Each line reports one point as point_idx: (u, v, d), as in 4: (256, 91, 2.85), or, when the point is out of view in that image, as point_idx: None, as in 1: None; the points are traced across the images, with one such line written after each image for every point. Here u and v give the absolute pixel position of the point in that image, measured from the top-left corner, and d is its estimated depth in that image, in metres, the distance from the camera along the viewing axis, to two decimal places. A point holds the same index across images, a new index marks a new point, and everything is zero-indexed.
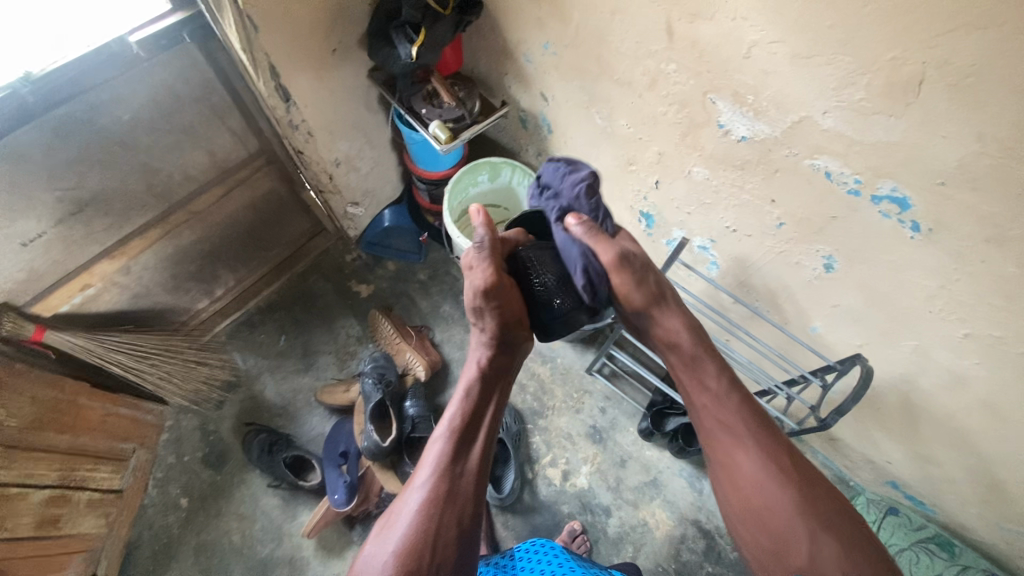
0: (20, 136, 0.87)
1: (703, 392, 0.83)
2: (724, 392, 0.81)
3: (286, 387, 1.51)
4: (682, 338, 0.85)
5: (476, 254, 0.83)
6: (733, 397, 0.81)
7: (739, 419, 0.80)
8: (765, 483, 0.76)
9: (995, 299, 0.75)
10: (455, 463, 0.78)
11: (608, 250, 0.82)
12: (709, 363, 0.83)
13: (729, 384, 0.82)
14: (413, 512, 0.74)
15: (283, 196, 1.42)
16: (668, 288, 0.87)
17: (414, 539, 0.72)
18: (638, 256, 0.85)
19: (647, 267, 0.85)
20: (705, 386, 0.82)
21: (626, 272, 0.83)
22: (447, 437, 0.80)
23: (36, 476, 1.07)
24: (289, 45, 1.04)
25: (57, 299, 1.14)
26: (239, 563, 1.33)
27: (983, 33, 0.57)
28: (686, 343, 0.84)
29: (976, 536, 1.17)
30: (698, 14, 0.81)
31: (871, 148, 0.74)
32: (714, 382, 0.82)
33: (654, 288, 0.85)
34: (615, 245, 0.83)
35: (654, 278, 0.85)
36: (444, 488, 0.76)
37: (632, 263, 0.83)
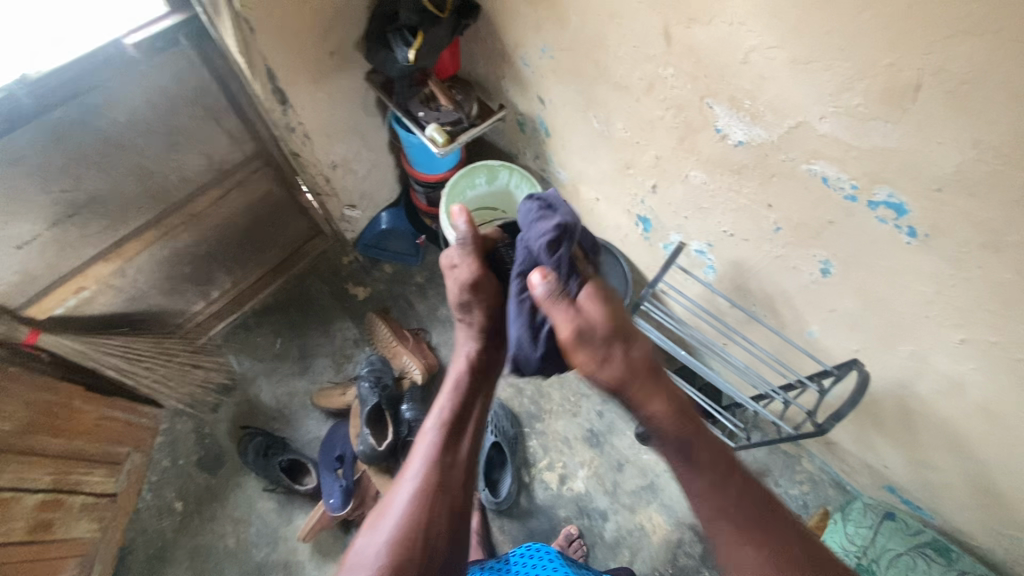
0: (13, 138, 0.86)
1: (694, 484, 0.75)
2: (720, 480, 0.74)
3: (282, 390, 1.50)
4: (668, 425, 0.74)
5: (460, 250, 0.85)
6: (729, 488, 0.74)
7: (739, 512, 0.74)
8: (771, 575, 0.70)
9: (991, 305, 0.75)
10: (446, 454, 0.78)
11: (563, 324, 0.73)
12: (701, 452, 0.74)
13: (725, 473, 0.75)
14: (406, 504, 0.73)
15: (280, 199, 1.41)
16: (640, 360, 0.73)
17: (407, 530, 0.71)
18: (602, 331, 0.72)
19: (615, 341, 0.72)
20: (699, 475, 0.75)
21: (586, 349, 0.72)
22: (438, 429, 0.80)
23: (29, 480, 1.07)
24: (285, 48, 1.04)
25: (52, 302, 1.13)
26: (234, 567, 1.32)
27: (978, 41, 0.57)
28: (673, 432, 0.74)
29: (973, 540, 1.16)
30: (695, 19, 0.81)
31: (867, 153, 0.74)
32: (709, 470, 0.74)
33: (631, 363, 0.72)
34: (576, 316, 0.73)
35: (623, 352, 0.72)
36: (435, 479, 0.75)
37: (595, 339, 0.72)
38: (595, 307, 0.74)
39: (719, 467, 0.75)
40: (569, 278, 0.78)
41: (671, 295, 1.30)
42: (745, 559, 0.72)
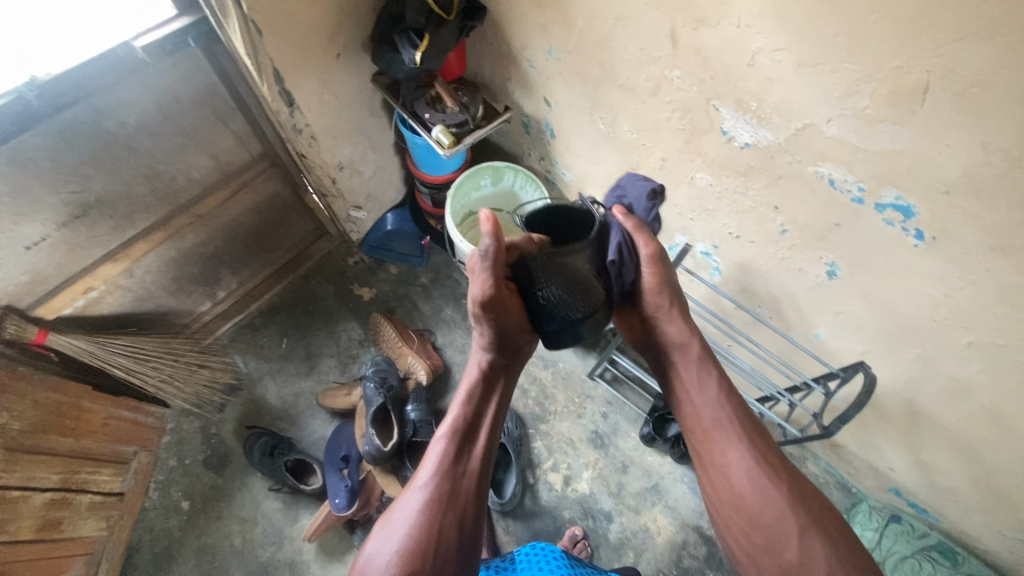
0: (24, 140, 0.87)
1: (699, 392, 0.83)
2: (724, 393, 0.82)
3: (288, 390, 1.51)
4: (689, 338, 0.86)
5: (481, 264, 0.76)
6: (732, 399, 0.82)
7: (736, 423, 0.80)
8: (755, 477, 0.76)
9: (999, 307, 0.75)
10: (455, 463, 0.78)
11: (650, 245, 0.85)
12: (712, 363, 0.84)
13: (728, 387, 0.83)
14: (414, 514, 0.74)
15: (286, 200, 1.42)
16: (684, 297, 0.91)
17: (415, 538, 0.72)
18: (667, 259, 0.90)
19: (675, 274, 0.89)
20: (705, 386, 0.82)
21: (662, 268, 0.86)
22: (448, 437, 0.80)
23: (38, 478, 1.07)
24: (293, 50, 1.05)
25: (60, 303, 1.14)
26: (240, 566, 1.33)
27: (988, 43, 0.57)
28: (694, 348, 0.85)
29: (978, 544, 1.16)
30: (702, 21, 0.81)
31: (874, 156, 0.74)
32: (714, 382, 0.83)
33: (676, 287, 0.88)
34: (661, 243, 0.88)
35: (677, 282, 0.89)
36: (446, 487, 0.77)
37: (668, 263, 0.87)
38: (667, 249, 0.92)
39: (725, 383, 0.84)
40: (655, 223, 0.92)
41: None
42: (734, 461, 0.78)
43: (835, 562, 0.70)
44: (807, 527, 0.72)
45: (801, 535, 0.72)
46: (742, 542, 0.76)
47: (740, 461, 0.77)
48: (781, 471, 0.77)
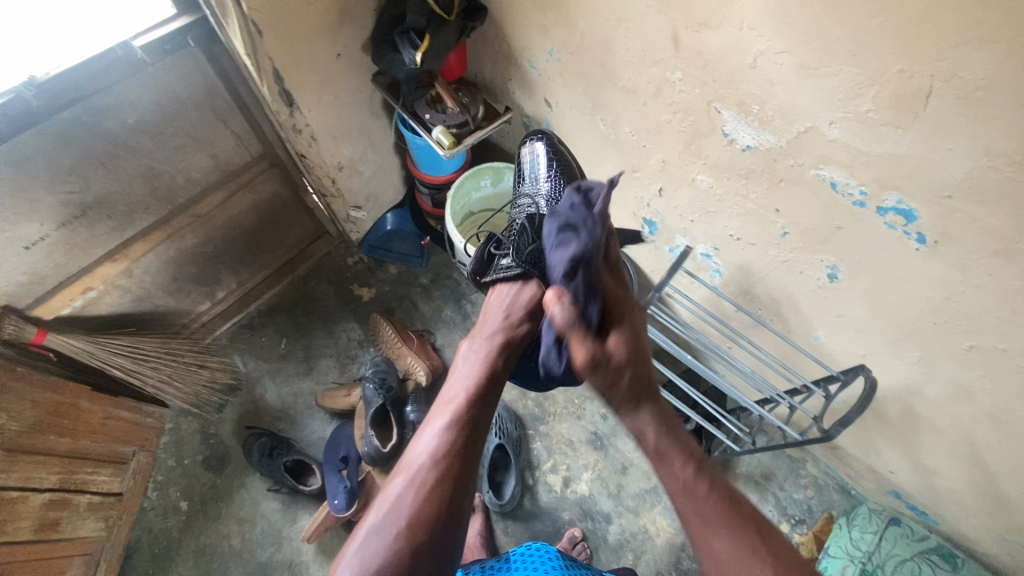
0: (23, 140, 0.87)
1: (669, 484, 0.75)
2: (693, 479, 0.74)
3: (287, 390, 1.51)
4: (648, 432, 0.77)
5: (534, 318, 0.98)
6: (701, 484, 0.73)
7: (711, 507, 0.72)
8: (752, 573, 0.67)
9: (1002, 311, 0.75)
10: (460, 448, 0.79)
11: (582, 349, 0.81)
12: (675, 453, 0.76)
13: (697, 470, 0.74)
14: (420, 487, 0.74)
15: (286, 200, 1.42)
16: (648, 386, 0.80)
17: (420, 523, 0.71)
18: (618, 360, 0.79)
19: (630, 366, 0.80)
20: (673, 476, 0.75)
21: (597, 375, 0.80)
22: (454, 421, 0.82)
23: (37, 479, 1.07)
24: (294, 50, 1.04)
25: (59, 302, 1.14)
26: (239, 567, 1.33)
27: (993, 47, 0.57)
28: (654, 440, 0.77)
29: (979, 548, 1.16)
30: (704, 23, 0.81)
31: (878, 160, 0.74)
32: (681, 469, 0.74)
33: (634, 375, 0.79)
34: (598, 346, 0.81)
35: (633, 377, 0.79)
36: (452, 471, 0.77)
37: (608, 369, 0.79)
38: (621, 344, 0.81)
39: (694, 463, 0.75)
40: (590, 301, 0.83)
41: (676, 299, 1.30)
42: (722, 552, 0.69)
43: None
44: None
45: None
46: None
47: (722, 544, 0.70)
48: (768, 550, 0.69)
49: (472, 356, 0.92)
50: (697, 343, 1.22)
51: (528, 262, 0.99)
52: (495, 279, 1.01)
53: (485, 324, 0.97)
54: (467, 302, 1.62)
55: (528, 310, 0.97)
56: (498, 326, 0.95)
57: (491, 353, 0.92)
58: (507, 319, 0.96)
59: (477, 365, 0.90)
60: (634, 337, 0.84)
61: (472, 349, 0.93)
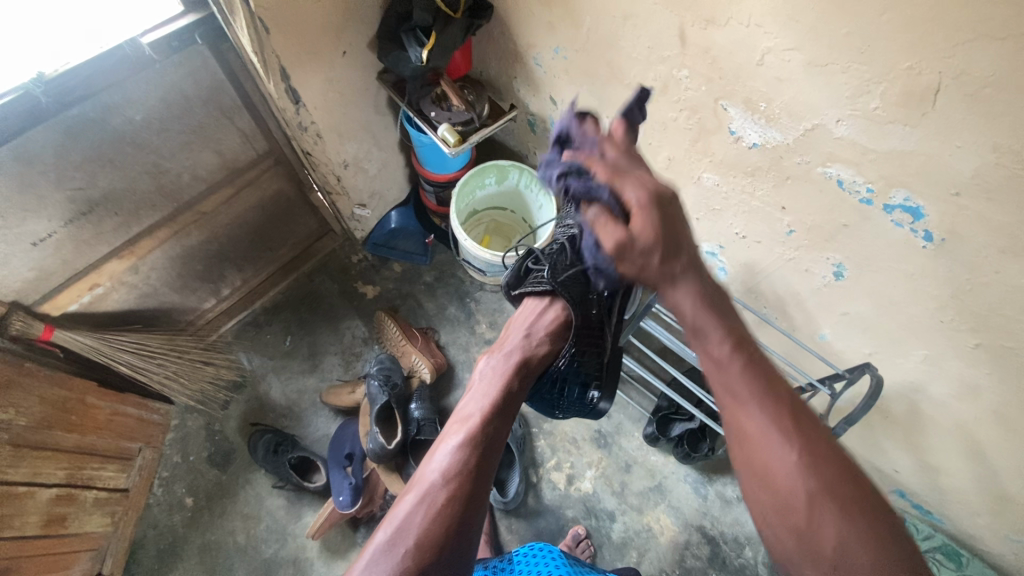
0: (32, 136, 0.87)
1: (706, 360, 0.69)
2: (729, 356, 0.68)
3: (292, 387, 1.51)
4: (685, 307, 0.70)
5: (559, 335, 0.97)
6: (736, 362, 0.67)
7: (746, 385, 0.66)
8: (784, 457, 0.61)
9: (1008, 310, 0.75)
10: (472, 466, 0.77)
11: (611, 235, 0.71)
12: (712, 328, 0.69)
13: (737, 350, 0.68)
14: (431, 505, 0.73)
15: (291, 197, 1.42)
16: (685, 265, 0.70)
17: (429, 542, 0.70)
18: (645, 240, 0.69)
19: (664, 242, 0.69)
20: (709, 353, 0.69)
21: (631, 260, 0.70)
22: (468, 439, 0.80)
23: (44, 474, 1.08)
24: (300, 48, 1.05)
25: (67, 298, 1.14)
26: (244, 563, 1.33)
27: (1002, 44, 0.57)
28: (691, 315, 0.70)
29: (983, 546, 1.16)
30: (711, 21, 0.81)
31: (885, 157, 0.74)
32: (717, 346, 0.68)
33: (666, 251, 0.69)
34: (622, 229, 0.70)
35: (665, 258, 0.69)
36: (463, 491, 0.75)
37: (637, 250, 0.69)
38: (645, 218, 0.69)
39: (735, 340, 0.69)
40: (599, 191, 0.75)
41: None
42: (751, 428, 0.64)
43: (850, 537, 0.55)
44: (818, 494, 0.58)
45: (840, 522, 0.56)
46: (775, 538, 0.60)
47: (752, 420, 0.64)
48: (799, 432, 0.62)
49: (489, 376, 0.91)
50: None
51: (564, 285, 0.93)
52: (525, 291, 1.00)
53: (504, 343, 0.96)
54: (471, 300, 1.62)
55: (551, 329, 0.96)
56: (518, 344, 0.94)
57: (509, 373, 0.91)
58: (527, 337, 0.95)
59: (494, 385, 0.89)
60: (662, 201, 0.70)
61: (491, 369, 0.92)
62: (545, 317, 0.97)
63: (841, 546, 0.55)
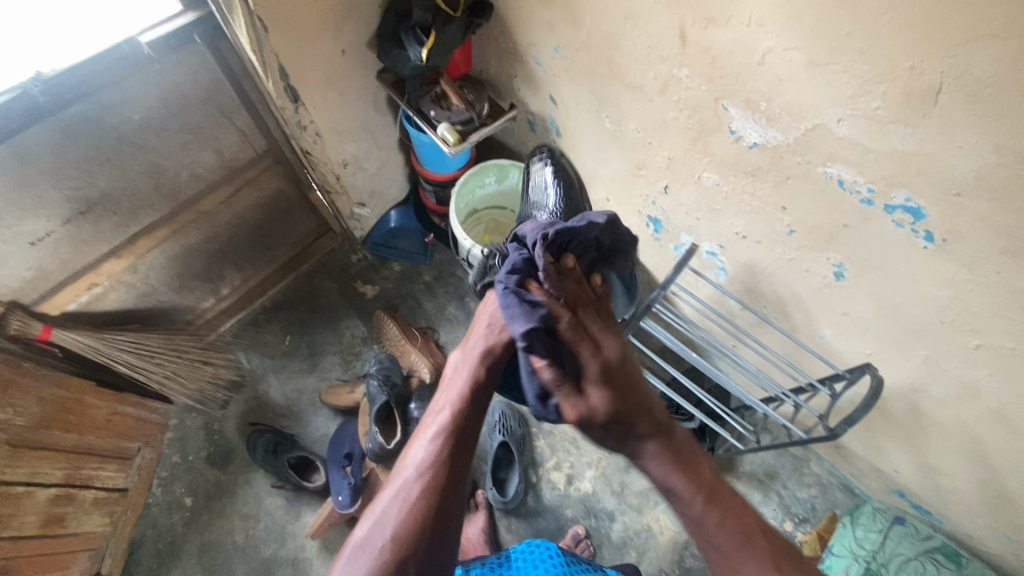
0: (30, 135, 0.87)
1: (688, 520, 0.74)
2: (706, 511, 0.73)
3: (291, 387, 1.51)
4: (661, 474, 0.74)
5: None
6: (710, 518, 0.73)
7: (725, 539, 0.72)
8: None
9: (1009, 310, 0.74)
10: (445, 460, 0.76)
11: (572, 411, 0.71)
12: (682, 485, 0.73)
13: (708, 504, 0.73)
14: (406, 500, 0.73)
15: (290, 196, 1.41)
16: (650, 427, 0.72)
17: (403, 538, 0.70)
18: (604, 417, 0.70)
19: (621, 415, 0.71)
20: (688, 512, 0.73)
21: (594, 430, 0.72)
22: (439, 431, 0.79)
23: (43, 474, 1.08)
24: (299, 47, 1.04)
25: (65, 298, 1.14)
26: (243, 563, 1.33)
27: (1004, 44, 0.56)
28: (662, 475, 0.73)
29: (983, 547, 1.16)
30: (712, 20, 0.80)
31: (886, 157, 0.74)
32: (694, 506, 0.73)
33: (628, 420, 0.71)
34: (582, 403, 0.71)
35: (630, 426, 0.72)
36: (437, 483, 0.74)
37: (599, 424, 0.71)
38: (603, 394, 0.70)
39: (702, 494, 0.73)
40: (566, 359, 0.71)
41: (681, 296, 1.30)
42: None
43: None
44: None
45: None
46: None
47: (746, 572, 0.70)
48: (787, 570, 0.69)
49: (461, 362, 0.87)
50: (700, 340, 1.22)
51: None
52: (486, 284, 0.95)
53: (474, 331, 0.91)
54: (470, 299, 1.62)
55: None
56: (486, 328, 0.88)
57: (478, 359, 0.86)
58: (493, 323, 0.88)
59: (465, 373, 0.85)
60: (614, 375, 0.70)
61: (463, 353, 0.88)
62: None
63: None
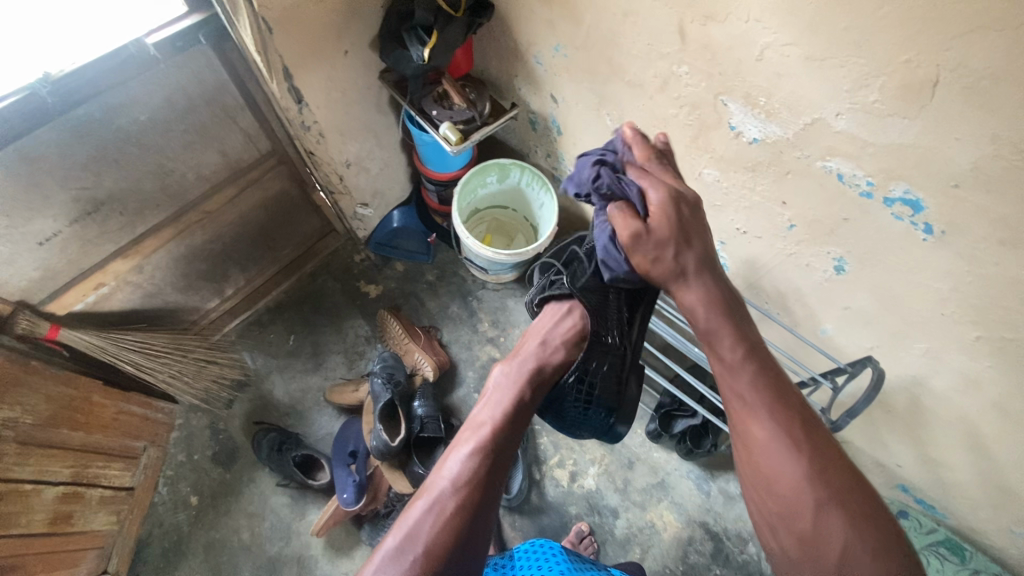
0: (38, 136, 0.88)
1: (723, 366, 0.76)
2: (738, 363, 0.74)
3: (295, 386, 1.52)
4: (700, 314, 0.77)
5: (574, 342, 0.97)
6: (748, 368, 0.74)
7: (756, 395, 0.72)
8: (775, 450, 0.69)
9: (1008, 301, 0.75)
10: (483, 475, 0.78)
11: (625, 224, 0.76)
12: (722, 335, 0.76)
13: (746, 355, 0.75)
14: (443, 514, 0.73)
15: (294, 197, 1.43)
16: (694, 260, 0.76)
17: (436, 548, 0.71)
18: (659, 232, 0.75)
19: (672, 235, 0.75)
20: (720, 358, 0.75)
21: (643, 250, 0.76)
22: (478, 448, 0.80)
23: (51, 473, 1.09)
24: (303, 46, 1.05)
25: (72, 298, 1.15)
26: (249, 561, 1.34)
27: (1000, 35, 0.57)
28: (703, 314, 0.76)
29: (985, 540, 1.17)
30: (710, 16, 0.81)
31: (884, 150, 0.74)
32: (729, 351, 0.75)
33: (679, 243, 0.75)
34: (638, 220, 0.76)
35: (688, 257, 0.76)
36: (472, 500, 0.75)
37: (652, 241, 0.75)
38: (661, 212, 0.75)
39: (742, 352, 0.75)
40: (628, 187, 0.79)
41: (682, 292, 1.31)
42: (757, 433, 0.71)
43: (853, 541, 0.63)
44: (825, 501, 0.65)
45: (818, 510, 0.65)
46: (776, 533, 0.68)
47: (761, 428, 0.71)
48: (807, 441, 0.69)
49: (504, 383, 0.90)
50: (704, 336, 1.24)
51: (583, 289, 0.96)
52: (545, 297, 1.01)
53: (520, 350, 0.96)
54: (473, 298, 1.63)
55: (568, 339, 0.96)
56: (532, 352, 0.95)
57: (522, 383, 0.91)
58: (543, 345, 0.96)
59: (507, 392, 0.89)
60: (678, 201, 0.76)
61: (503, 374, 0.92)
62: (556, 321, 0.98)
63: (845, 548, 0.63)
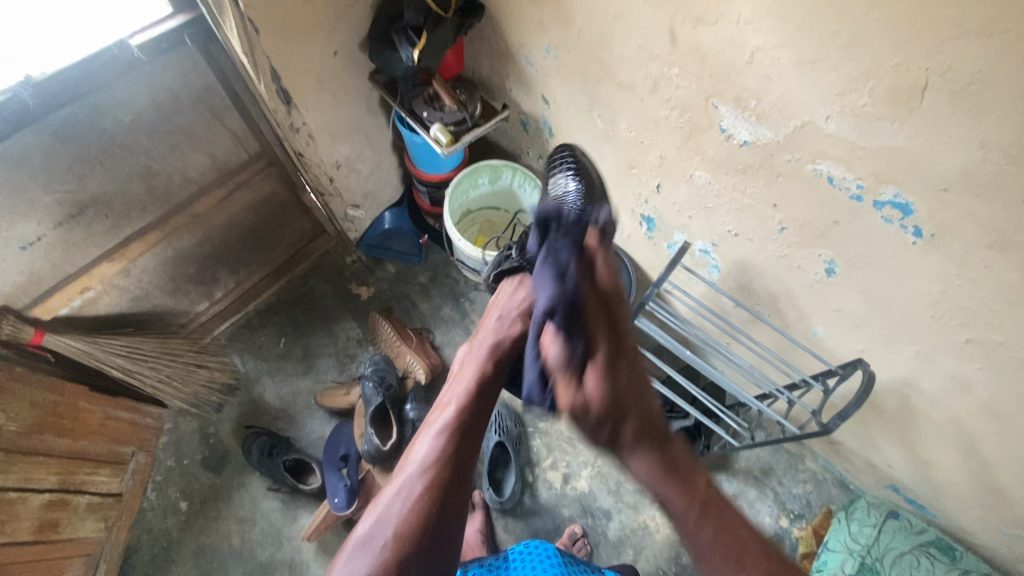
0: (20, 139, 0.87)
1: (672, 511, 0.83)
2: (686, 505, 0.82)
3: (286, 389, 1.51)
4: (644, 473, 0.84)
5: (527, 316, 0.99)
6: (692, 509, 0.81)
7: (704, 557, 0.79)
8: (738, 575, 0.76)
9: (996, 304, 0.75)
10: (450, 453, 0.82)
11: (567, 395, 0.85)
12: (666, 486, 0.83)
13: (691, 498, 0.82)
14: (413, 497, 0.76)
15: (284, 198, 1.41)
16: (630, 429, 0.83)
17: (406, 531, 0.73)
18: (598, 408, 0.81)
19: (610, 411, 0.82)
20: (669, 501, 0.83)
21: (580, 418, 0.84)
22: (444, 427, 0.85)
23: (36, 479, 1.07)
24: (291, 49, 1.04)
25: (57, 302, 1.13)
26: (239, 566, 1.33)
27: (987, 40, 0.57)
28: (644, 473, 0.84)
29: (974, 540, 1.17)
30: (700, 19, 0.81)
31: (875, 153, 0.74)
32: (675, 497, 0.82)
33: (614, 414, 0.83)
34: (580, 394, 0.83)
35: (621, 423, 0.83)
36: (441, 479, 0.79)
37: (589, 415, 0.83)
38: (599, 385, 0.82)
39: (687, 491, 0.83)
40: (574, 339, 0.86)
41: (674, 295, 1.31)
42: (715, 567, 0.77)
43: None
44: None
45: None
46: None
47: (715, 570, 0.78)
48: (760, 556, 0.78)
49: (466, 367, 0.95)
50: (694, 339, 1.21)
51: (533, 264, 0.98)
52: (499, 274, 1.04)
53: (479, 332, 1.01)
54: (465, 300, 1.62)
55: (521, 313, 0.99)
56: (490, 330, 0.98)
57: (482, 359, 0.95)
58: (499, 323, 0.99)
59: (468, 369, 0.94)
60: (614, 372, 0.84)
61: (468, 350, 0.99)
62: (510, 302, 1.01)
63: None
